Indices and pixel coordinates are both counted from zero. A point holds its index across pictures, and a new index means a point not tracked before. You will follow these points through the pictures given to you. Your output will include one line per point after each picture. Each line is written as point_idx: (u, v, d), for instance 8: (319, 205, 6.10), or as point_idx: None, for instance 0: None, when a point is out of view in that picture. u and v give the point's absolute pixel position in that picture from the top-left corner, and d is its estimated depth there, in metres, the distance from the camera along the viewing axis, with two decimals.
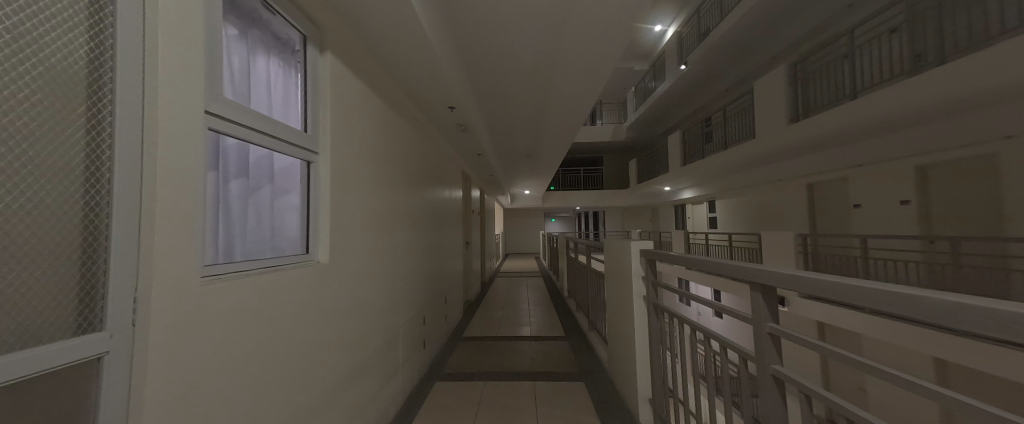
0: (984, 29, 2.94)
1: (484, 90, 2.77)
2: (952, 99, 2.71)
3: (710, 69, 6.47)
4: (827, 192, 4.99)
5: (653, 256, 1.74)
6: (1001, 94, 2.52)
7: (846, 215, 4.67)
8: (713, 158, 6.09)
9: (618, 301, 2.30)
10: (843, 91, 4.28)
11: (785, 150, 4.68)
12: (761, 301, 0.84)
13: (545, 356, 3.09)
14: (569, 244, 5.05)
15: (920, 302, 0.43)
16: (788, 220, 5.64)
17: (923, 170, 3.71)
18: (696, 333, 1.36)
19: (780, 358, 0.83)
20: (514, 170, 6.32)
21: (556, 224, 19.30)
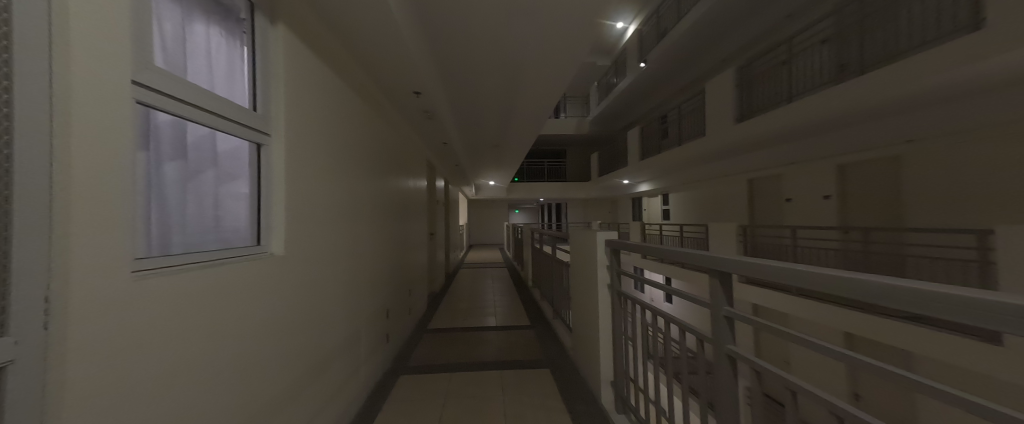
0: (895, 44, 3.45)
1: (454, 78, 2.68)
2: (861, 107, 3.24)
3: (669, 67, 6.85)
4: (764, 187, 5.68)
5: (617, 245, 1.87)
6: (891, 104, 3.08)
7: (780, 208, 5.35)
8: (666, 156, 6.56)
9: (583, 288, 2.43)
10: (781, 92, 4.76)
11: (729, 148, 5.20)
12: (719, 290, 0.94)
13: (509, 346, 3.18)
14: (533, 235, 5.19)
15: (832, 280, 0.53)
16: (730, 213, 6.31)
17: (843, 170, 4.38)
18: (655, 318, 1.48)
19: (734, 339, 0.95)
20: (482, 161, 6.27)
21: (520, 216, 19.65)
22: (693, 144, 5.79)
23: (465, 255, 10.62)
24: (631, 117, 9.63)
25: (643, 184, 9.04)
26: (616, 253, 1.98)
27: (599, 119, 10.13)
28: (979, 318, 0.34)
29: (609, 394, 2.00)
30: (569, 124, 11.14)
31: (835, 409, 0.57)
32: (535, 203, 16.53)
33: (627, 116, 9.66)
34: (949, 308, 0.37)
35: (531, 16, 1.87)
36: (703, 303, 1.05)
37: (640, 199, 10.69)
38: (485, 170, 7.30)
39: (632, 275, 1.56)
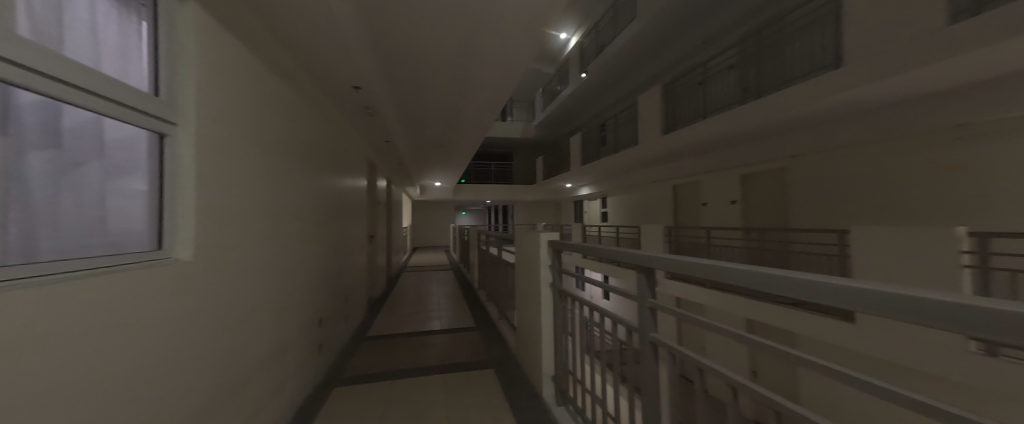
0: (783, 75, 4.19)
1: (398, 74, 2.57)
2: (752, 124, 4.02)
3: (605, 81, 7.34)
4: (688, 193, 6.58)
5: (560, 246, 2.03)
6: (772, 124, 3.91)
7: (699, 210, 6.25)
8: (602, 163, 7.20)
9: (527, 287, 2.56)
10: (698, 110, 5.46)
11: (652, 157, 5.93)
12: (644, 285, 1.13)
13: (453, 349, 3.19)
14: (479, 237, 5.23)
15: (770, 278, 0.60)
16: (659, 214, 7.17)
17: (747, 179, 5.28)
18: (591, 314, 1.66)
19: (656, 327, 1.14)
20: (427, 161, 6.06)
21: (467, 217, 19.55)
22: (624, 153, 6.46)
23: (409, 258, 10.13)
24: (573, 125, 10.30)
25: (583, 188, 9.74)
26: (557, 253, 2.15)
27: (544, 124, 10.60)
28: (929, 319, 0.36)
29: (550, 389, 2.16)
30: (516, 128, 11.44)
31: (786, 411, 0.59)
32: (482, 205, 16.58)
33: (569, 123, 10.27)
34: (899, 308, 0.39)
35: (480, 18, 1.91)
36: (631, 296, 1.24)
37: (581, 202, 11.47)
38: (430, 171, 7.10)
39: (573, 274, 1.71)
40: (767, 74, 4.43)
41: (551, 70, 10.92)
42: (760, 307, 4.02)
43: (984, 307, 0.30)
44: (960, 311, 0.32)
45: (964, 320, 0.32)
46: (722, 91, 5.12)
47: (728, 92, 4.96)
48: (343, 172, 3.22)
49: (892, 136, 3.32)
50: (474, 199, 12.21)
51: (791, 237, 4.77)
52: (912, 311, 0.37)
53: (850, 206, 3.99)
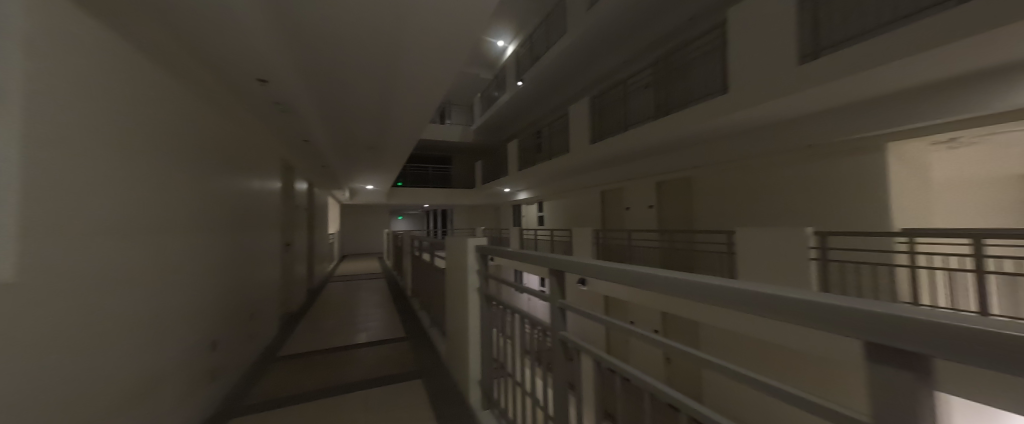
0: (686, 96, 4.70)
1: (313, 63, 2.34)
2: (658, 139, 4.68)
3: (541, 91, 7.48)
4: (612, 198, 7.27)
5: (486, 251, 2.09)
6: (673, 140, 4.62)
7: (621, 214, 6.97)
8: (538, 169, 7.56)
9: (457, 293, 2.59)
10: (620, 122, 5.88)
11: (580, 165, 6.43)
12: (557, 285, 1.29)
13: (381, 362, 3.05)
14: (413, 242, 5.06)
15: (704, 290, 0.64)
16: (588, 217, 7.78)
17: (659, 186, 6.05)
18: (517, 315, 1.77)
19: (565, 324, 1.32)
20: (356, 163, 5.66)
21: (404, 222, 18.65)
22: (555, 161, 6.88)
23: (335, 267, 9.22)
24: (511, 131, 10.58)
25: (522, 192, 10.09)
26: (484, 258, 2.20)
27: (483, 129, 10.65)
28: (858, 331, 0.39)
29: (476, 393, 2.21)
30: (455, 131, 11.32)
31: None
32: (421, 209, 16.00)
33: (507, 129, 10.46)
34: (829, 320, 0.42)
35: (404, 14, 1.89)
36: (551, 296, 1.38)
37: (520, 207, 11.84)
38: (360, 173, 6.63)
39: (505, 282, 1.82)
40: (675, 94, 4.93)
41: (491, 76, 11.12)
42: (664, 299, 4.65)
43: (912, 320, 0.33)
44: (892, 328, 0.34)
45: (859, 322, 0.39)
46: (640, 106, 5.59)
47: (644, 108, 5.41)
48: (231, 173, 2.76)
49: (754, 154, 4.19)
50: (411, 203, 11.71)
51: (694, 237, 5.53)
52: (839, 321, 0.41)
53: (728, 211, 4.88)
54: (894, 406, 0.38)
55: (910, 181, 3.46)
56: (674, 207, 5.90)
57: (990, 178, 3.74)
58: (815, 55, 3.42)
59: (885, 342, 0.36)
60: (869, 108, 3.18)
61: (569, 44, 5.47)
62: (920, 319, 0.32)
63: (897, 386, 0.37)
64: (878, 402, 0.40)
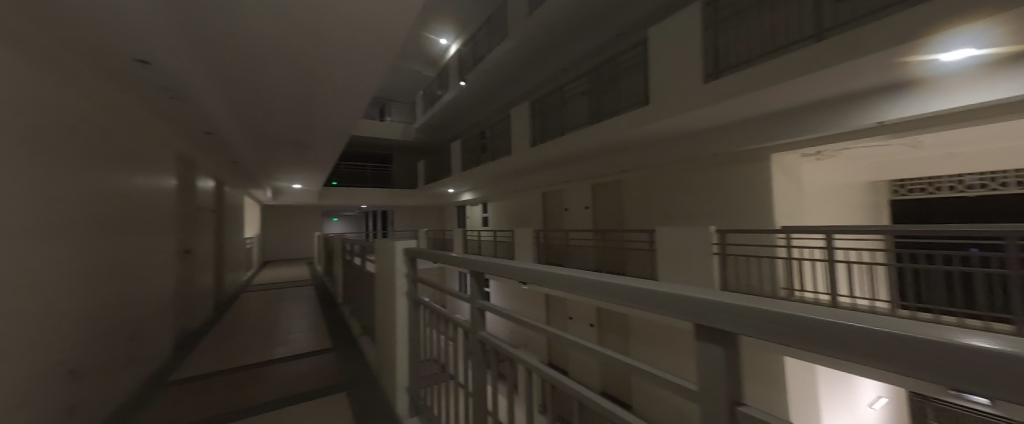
0: (615, 104, 5.12)
1: (226, 41, 2.09)
2: (594, 144, 4.97)
3: (480, 92, 7.34)
4: (553, 199, 7.42)
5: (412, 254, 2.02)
6: (607, 146, 4.96)
7: (560, 215, 7.18)
8: (482, 170, 7.49)
9: (385, 298, 2.48)
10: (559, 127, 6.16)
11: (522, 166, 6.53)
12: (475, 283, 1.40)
13: (302, 376, 2.81)
14: (346, 246, 4.76)
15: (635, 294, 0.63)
16: (529, 218, 7.86)
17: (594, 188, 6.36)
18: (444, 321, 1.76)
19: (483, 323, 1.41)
20: (275, 160, 5.11)
21: (339, 224, 17.27)
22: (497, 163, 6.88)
23: (250, 275, 8.09)
24: (455, 131, 10.28)
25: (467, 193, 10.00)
26: (411, 261, 2.13)
27: (425, 128, 10.20)
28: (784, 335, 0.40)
29: (403, 400, 2.16)
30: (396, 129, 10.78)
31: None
32: (359, 211, 14.97)
33: (450, 130, 10.16)
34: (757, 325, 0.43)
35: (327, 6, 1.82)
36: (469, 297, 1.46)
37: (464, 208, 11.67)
38: (282, 171, 5.98)
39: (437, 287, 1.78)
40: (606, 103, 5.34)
41: (434, 74, 10.81)
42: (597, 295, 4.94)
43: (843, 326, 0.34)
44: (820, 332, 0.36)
45: (792, 327, 0.39)
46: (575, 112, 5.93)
47: (580, 114, 5.73)
48: (101, 166, 2.28)
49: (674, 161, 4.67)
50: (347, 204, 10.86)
51: (625, 236, 5.87)
52: (766, 327, 0.42)
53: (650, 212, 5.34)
54: (712, 368, 0.52)
55: (788, 186, 4.03)
56: (607, 208, 6.25)
57: (846, 184, 4.51)
58: (715, 76, 3.89)
59: (810, 346, 0.38)
60: (761, 124, 3.80)
61: (511, 47, 5.53)
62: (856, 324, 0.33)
63: (714, 353, 0.51)
64: (704, 367, 0.53)
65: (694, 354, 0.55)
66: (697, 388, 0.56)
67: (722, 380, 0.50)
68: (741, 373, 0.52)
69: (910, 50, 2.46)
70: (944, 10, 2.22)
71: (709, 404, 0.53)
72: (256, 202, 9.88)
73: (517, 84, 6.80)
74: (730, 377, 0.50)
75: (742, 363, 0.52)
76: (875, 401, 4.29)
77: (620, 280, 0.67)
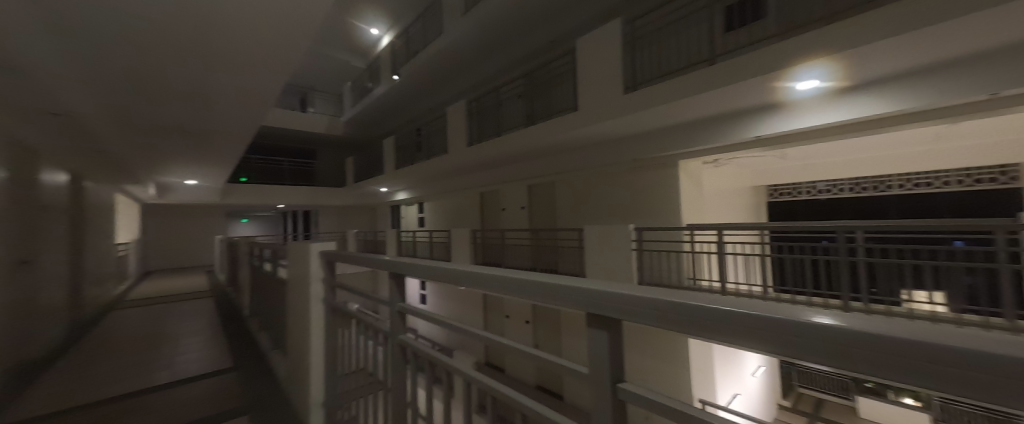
0: (546, 110, 5.44)
1: (88, 16, 1.75)
2: (530, 147, 5.15)
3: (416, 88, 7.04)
4: (490, 198, 7.31)
5: (330, 256, 1.94)
6: (543, 148, 5.18)
7: (497, 215, 7.13)
8: (419, 169, 7.19)
9: (298, 307, 2.31)
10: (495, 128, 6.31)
11: (460, 165, 6.46)
12: (395, 290, 1.36)
13: (198, 401, 2.47)
14: (255, 250, 4.24)
15: (551, 289, 0.67)
16: (467, 218, 7.64)
17: (530, 189, 6.45)
18: (365, 330, 1.75)
19: (406, 328, 1.43)
20: (160, 151, 4.29)
21: (249, 226, 15.04)
22: (435, 162, 6.66)
23: (125, 289, 6.62)
24: (388, 128, 9.59)
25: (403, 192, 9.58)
26: (332, 266, 2.05)
27: (354, 122, 9.32)
28: (669, 318, 0.47)
29: (319, 416, 2.05)
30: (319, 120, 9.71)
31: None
32: (275, 211, 13.22)
33: (383, 126, 9.45)
34: (650, 313, 0.49)
35: None
36: (389, 300, 1.44)
37: (397, 208, 10.97)
38: (169, 165, 5.03)
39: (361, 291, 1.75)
40: (539, 107, 5.61)
41: (364, 65, 10.04)
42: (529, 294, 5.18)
43: (711, 311, 0.42)
44: (690, 317, 0.44)
45: (676, 312, 0.46)
46: (509, 114, 6.13)
47: (515, 116, 5.93)
48: None
49: (601, 163, 5.08)
50: (261, 203, 9.53)
51: (557, 235, 6.11)
52: (656, 315, 0.49)
53: (577, 212, 5.69)
54: (602, 351, 0.60)
55: (689, 191, 4.52)
56: (541, 207, 6.37)
57: (733, 189, 5.30)
58: (633, 88, 4.30)
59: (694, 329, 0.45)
60: (670, 135, 4.29)
61: (448, 45, 5.41)
62: (728, 308, 0.40)
63: (603, 337, 0.59)
64: (595, 350, 0.62)
65: (588, 340, 0.63)
66: (588, 371, 0.64)
67: (608, 360, 0.59)
68: (622, 352, 0.62)
69: (778, 77, 3.00)
70: (799, 48, 2.78)
71: (599, 385, 0.61)
72: (134, 200, 8.11)
73: (453, 83, 6.69)
74: (614, 359, 0.58)
75: (622, 344, 0.62)
76: (757, 370, 5.09)
77: (530, 277, 0.71)
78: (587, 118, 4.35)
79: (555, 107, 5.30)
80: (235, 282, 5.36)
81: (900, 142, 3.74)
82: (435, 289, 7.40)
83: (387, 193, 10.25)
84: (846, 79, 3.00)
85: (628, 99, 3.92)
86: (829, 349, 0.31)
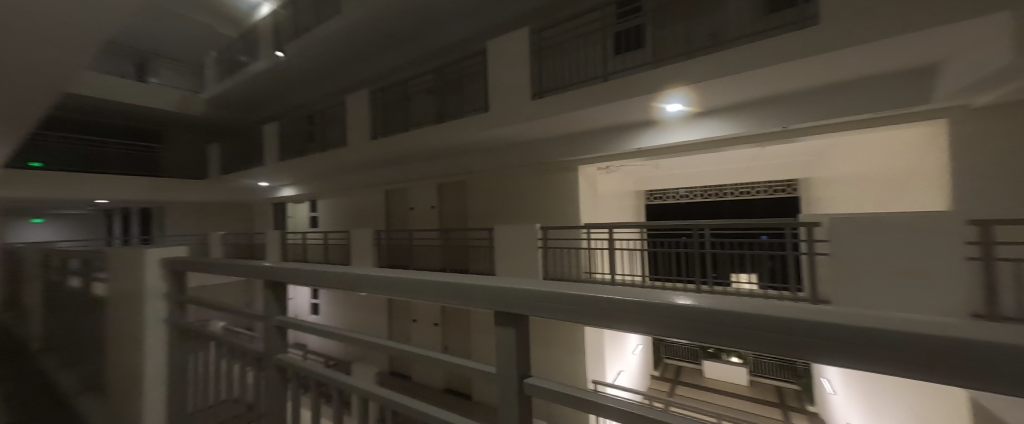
0: (456, 108, 5.53)
1: None
2: (442, 145, 5.03)
3: (305, 70, 6.07)
4: (396, 196, 6.96)
5: (178, 267, 1.64)
6: (458, 146, 5.12)
7: (403, 215, 6.84)
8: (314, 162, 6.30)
9: (121, 335, 1.84)
10: (403, 122, 6.11)
11: (364, 160, 5.91)
12: (273, 302, 1.17)
13: None
14: (48, 264, 3.13)
15: (461, 289, 0.65)
16: (370, 218, 7.01)
17: (440, 187, 6.39)
18: (229, 354, 1.51)
19: (285, 346, 1.23)
20: None
21: (38, 228, 10.76)
22: (335, 157, 5.95)
23: None
24: (271, 112, 8.04)
25: (289, 188, 8.29)
26: (180, 278, 1.73)
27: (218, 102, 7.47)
28: (577, 312, 0.51)
29: None
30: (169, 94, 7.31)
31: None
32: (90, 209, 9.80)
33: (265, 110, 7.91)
34: (563, 308, 0.51)
35: None
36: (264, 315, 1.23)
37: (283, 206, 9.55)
38: None
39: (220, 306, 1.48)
40: (449, 105, 5.65)
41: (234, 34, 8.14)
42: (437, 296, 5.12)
43: (615, 303, 0.46)
44: (592, 309, 0.49)
45: (585, 304, 0.49)
46: (419, 109, 6.01)
47: (426, 112, 5.84)
48: None
49: (508, 165, 5.26)
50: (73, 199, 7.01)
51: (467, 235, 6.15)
52: (566, 309, 0.51)
53: (485, 212, 5.78)
54: (510, 347, 0.61)
55: (585, 196, 4.96)
56: (451, 206, 6.36)
57: (620, 193, 6.08)
58: (540, 95, 4.57)
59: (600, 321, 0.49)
60: (568, 142, 4.68)
61: (343, 27, 4.77)
62: (632, 301, 0.45)
63: (511, 334, 0.61)
64: (503, 349, 0.63)
65: (495, 340, 0.63)
66: (497, 370, 0.66)
67: (515, 357, 0.60)
68: (529, 351, 0.64)
69: (654, 98, 3.53)
70: (666, 77, 3.33)
71: (507, 384, 0.63)
72: None
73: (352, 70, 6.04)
74: (521, 354, 0.61)
75: (529, 341, 0.64)
76: (637, 349, 5.96)
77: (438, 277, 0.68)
78: (495, 119, 4.42)
79: (467, 106, 5.41)
80: (16, 308, 3.84)
81: (729, 159, 4.83)
82: (332, 297, 6.59)
83: (269, 188, 8.64)
84: (700, 105, 3.72)
85: (533, 105, 4.13)
86: (707, 328, 0.38)
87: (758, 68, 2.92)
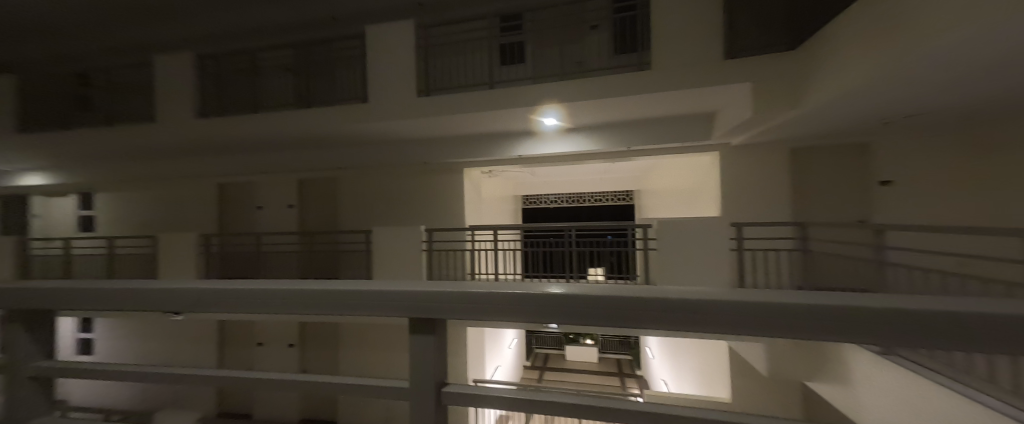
0: (327, 93, 5.01)
1: None
2: (305, 135, 4.34)
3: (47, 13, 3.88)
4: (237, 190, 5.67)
5: None
6: (330, 137, 4.49)
7: (247, 216, 5.66)
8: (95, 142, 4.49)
9: None
10: (254, 101, 5.11)
11: (189, 143, 4.58)
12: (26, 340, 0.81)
13: None
14: None
15: (367, 298, 0.58)
16: (194, 219, 5.47)
17: (302, 183, 5.57)
18: None
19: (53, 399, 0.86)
20: None
21: None
22: (138, 138, 4.40)
23: None
24: None
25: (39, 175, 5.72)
26: None
27: None
28: (507, 311, 0.53)
29: None
30: None
31: None
32: None
33: None
34: (491, 306, 0.53)
35: None
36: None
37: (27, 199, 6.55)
38: None
39: None
40: (316, 87, 5.05)
41: None
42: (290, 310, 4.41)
43: (547, 299, 0.51)
44: (519, 306, 0.51)
45: (518, 301, 0.52)
46: (273, 86, 5.12)
47: (285, 92, 5.04)
48: None
49: (386, 162, 4.90)
50: None
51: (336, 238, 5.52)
52: (495, 307, 0.53)
53: (356, 213, 5.31)
54: (425, 357, 0.58)
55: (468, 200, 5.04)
56: (317, 205, 5.60)
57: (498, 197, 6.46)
58: (427, 93, 4.41)
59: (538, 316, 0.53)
60: (450, 143, 4.69)
61: None
62: (569, 296, 0.50)
63: (428, 342, 0.58)
64: (417, 361, 0.59)
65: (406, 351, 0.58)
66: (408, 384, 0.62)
67: (432, 364, 0.58)
68: (445, 357, 0.62)
69: (533, 111, 3.84)
70: (536, 97, 3.67)
71: (420, 397, 0.59)
72: None
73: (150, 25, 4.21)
74: (439, 362, 0.59)
75: (445, 347, 0.62)
76: (512, 341, 6.47)
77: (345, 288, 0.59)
78: (370, 113, 4.04)
79: (340, 93, 4.96)
80: None
81: (589, 170, 5.69)
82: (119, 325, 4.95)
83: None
84: (571, 122, 4.24)
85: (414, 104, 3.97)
86: (629, 315, 0.48)
87: (620, 96, 3.49)
